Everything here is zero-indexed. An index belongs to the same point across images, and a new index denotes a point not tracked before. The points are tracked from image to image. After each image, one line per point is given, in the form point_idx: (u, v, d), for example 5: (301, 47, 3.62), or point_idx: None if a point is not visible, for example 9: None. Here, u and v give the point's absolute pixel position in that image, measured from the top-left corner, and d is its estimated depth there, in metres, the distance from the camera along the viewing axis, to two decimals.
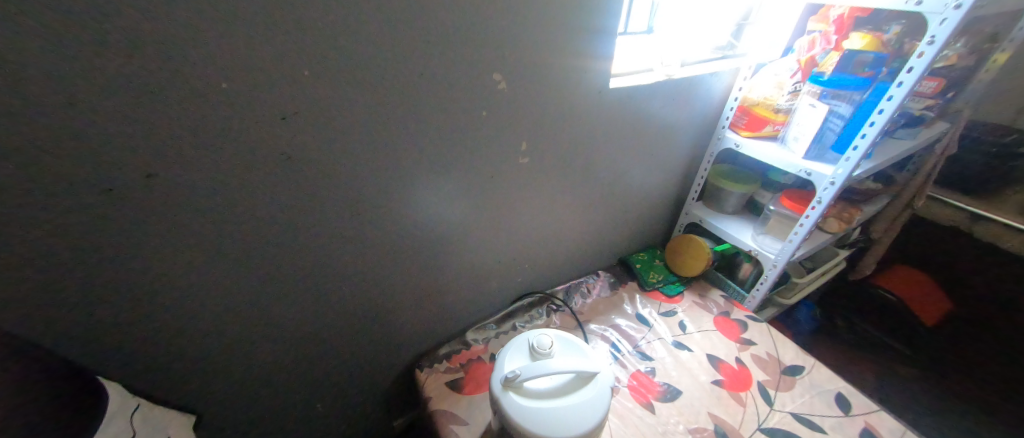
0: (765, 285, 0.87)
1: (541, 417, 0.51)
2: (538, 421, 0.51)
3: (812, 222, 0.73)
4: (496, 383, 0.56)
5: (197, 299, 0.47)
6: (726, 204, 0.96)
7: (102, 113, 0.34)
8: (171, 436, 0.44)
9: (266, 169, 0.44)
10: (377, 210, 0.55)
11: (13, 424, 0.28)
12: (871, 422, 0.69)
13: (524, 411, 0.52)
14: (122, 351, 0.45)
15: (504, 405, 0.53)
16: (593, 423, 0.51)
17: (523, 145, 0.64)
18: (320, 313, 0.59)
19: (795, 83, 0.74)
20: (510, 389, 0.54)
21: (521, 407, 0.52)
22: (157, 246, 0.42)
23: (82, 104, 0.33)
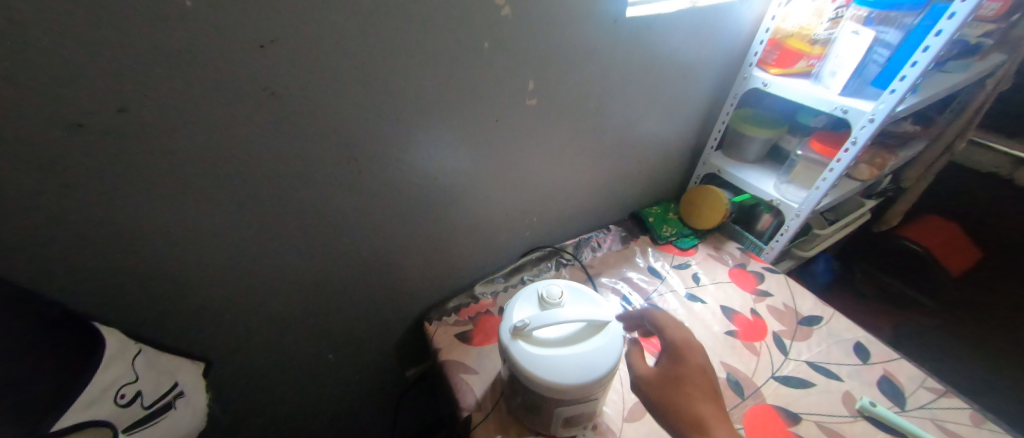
0: (786, 236, 0.83)
1: (551, 363, 0.50)
2: (548, 366, 0.50)
3: (843, 165, 0.67)
4: (505, 331, 0.55)
5: (192, 247, 0.45)
6: (747, 152, 0.90)
7: (54, 35, 0.30)
8: (180, 380, 0.43)
9: (250, 105, 0.40)
10: (375, 155, 0.51)
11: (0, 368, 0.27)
12: (890, 370, 0.68)
13: (533, 357, 0.51)
14: (122, 298, 0.44)
15: (513, 352, 0.52)
16: (606, 370, 0.49)
17: (531, 84, 0.58)
18: (322, 264, 0.57)
19: (837, 9, 0.68)
20: (518, 336, 0.53)
21: (530, 353, 0.51)
22: (142, 188, 0.39)
23: (26, 24, 0.29)
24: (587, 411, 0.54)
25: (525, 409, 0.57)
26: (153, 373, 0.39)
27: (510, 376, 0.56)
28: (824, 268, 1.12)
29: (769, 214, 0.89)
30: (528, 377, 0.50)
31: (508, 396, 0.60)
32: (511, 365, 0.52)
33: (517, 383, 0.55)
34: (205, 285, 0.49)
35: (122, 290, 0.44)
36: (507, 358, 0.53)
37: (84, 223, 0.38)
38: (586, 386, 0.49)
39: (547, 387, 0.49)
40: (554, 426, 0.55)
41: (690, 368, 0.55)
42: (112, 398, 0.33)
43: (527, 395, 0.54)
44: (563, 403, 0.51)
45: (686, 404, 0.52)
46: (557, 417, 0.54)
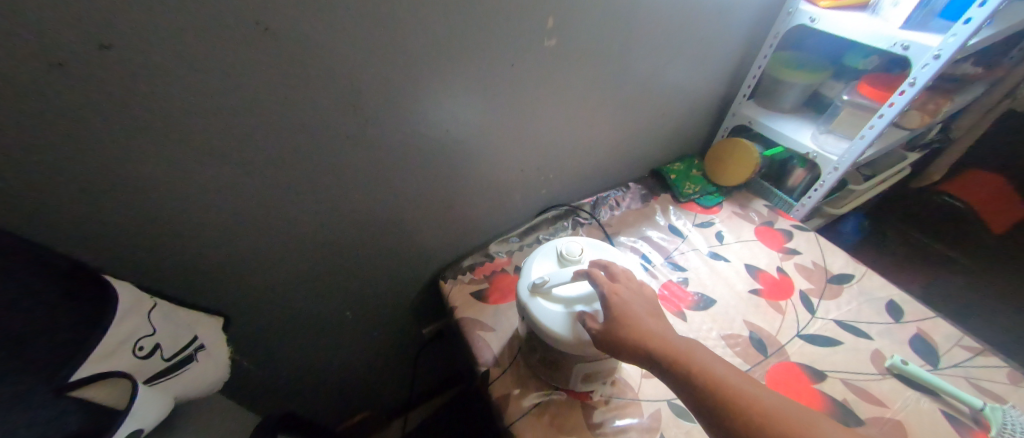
0: (820, 191, 0.78)
1: (571, 319, 0.48)
2: (569, 323, 0.48)
3: (896, 110, 0.61)
4: (523, 289, 0.53)
5: (199, 201, 0.43)
6: (783, 101, 0.83)
7: None
8: (198, 333, 0.43)
9: (243, 42, 0.36)
10: (381, 102, 0.47)
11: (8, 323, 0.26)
12: (924, 328, 0.66)
13: (552, 314, 0.49)
14: (131, 253, 0.43)
15: (531, 309, 0.50)
16: None
17: (550, 22, 0.52)
18: (333, 221, 0.55)
19: None
20: (536, 294, 0.51)
21: (549, 310, 0.49)
22: (137, 137, 0.37)
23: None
24: (607, 367, 0.53)
25: (543, 364, 0.56)
26: (171, 326, 0.38)
27: (528, 333, 0.55)
28: (853, 227, 1.07)
29: (803, 168, 0.83)
30: (548, 334, 0.48)
31: (526, 352, 0.59)
32: (530, 322, 0.51)
33: (535, 339, 0.54)
34: (215, 241, 0.47)
35: (130, 245, 0.43)
36: (525, 315, 0.52)
37: (81, 174, 0.36)
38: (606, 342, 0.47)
39: (568, 344, 0.47)
40: (573, 381, 0.55)
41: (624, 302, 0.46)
42: (131, 349, 0.33)
43: (546, 351, 0.53)
44: (582, 359, 0.50)
45: (631, 335, 0.44)
46: (576, 373, 0.53)
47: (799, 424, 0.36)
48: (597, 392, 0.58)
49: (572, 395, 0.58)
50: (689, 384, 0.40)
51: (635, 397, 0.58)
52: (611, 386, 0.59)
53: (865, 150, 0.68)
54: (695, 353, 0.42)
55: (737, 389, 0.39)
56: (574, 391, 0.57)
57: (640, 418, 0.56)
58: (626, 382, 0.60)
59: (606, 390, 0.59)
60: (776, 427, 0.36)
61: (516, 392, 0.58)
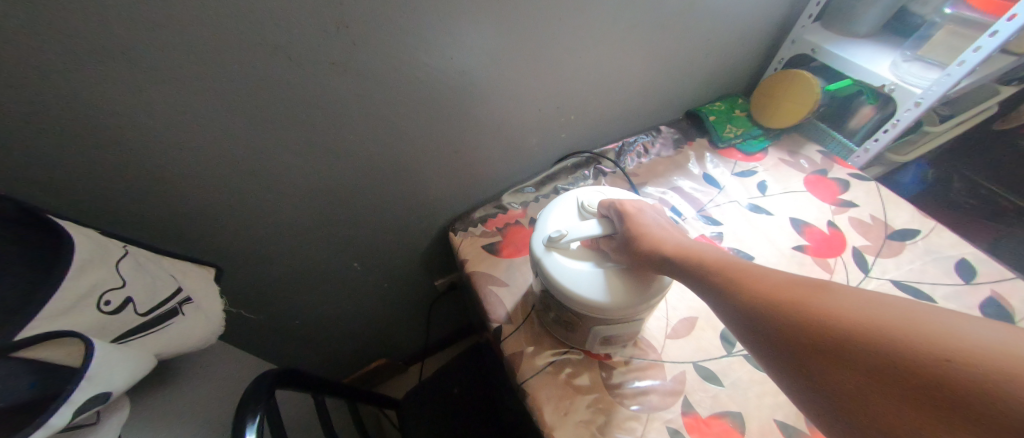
0: (892, 133, 0.66)
1: (595, 278, 0.42)
2: (594, 283, 0.42)
3: (1018, 23, 0.49)
4: (538, 245, 0.46)
5: (163, 140, 0.38)
6: (860, 22, 0.68)
7: None
8: (182, 284, 0.39)
9: None
10: (368, 18, 0.39)
11: None
12: (1000, 291, 0.57)
13: (573, 273, 0.43)
14: (98, 199, 0.38)
15: (548, 269, 0.44)
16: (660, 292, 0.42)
17: None
18: (325, 167, 0.49)
19: None
20: (555, 252, 0.45)
21: (570, 269, 0.43)
22: (72, 59, 0.31)
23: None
24: (628, 330, 0.48)
25: (559, 323, 0.51)
26: (147, 278, 0.35)
27: (544, 292, 0.49)
28: (914, 178, 0.95)
29: (874, 105, 0.69)
30: (568, 295, 0.42)
31: (541, 309, 0.54)
32: (547, 283, 0.45)
33: (552, 299, 0.48)
34: (194, 187, 0.42)
35: (94, 190, 0.38)
36: (541, 275, 0.46)
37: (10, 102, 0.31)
38: (635, 300, 0.41)
39: (592, 305, 0.41)
40: (589, 342, 0.50)
41: (640, 217, 0.45)
42: (96, 304, 0.29)
43: (564, 311, 0.48)
44: (603, 322, 0.45)
45: (643, 237, 0.42)
46: (593, 335, 0.48)
47: (820, 291, 0.31)
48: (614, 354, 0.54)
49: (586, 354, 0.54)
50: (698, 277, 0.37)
51: (658, 359, 0.54)
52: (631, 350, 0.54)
53: (962, 79, 0.56)
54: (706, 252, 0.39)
55: (749, 273, 0.35)
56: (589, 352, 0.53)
57: (662, 380, 0.52)
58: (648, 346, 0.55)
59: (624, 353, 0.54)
60: (787, 299, 0.31)
61: (530, 350, 0.54)
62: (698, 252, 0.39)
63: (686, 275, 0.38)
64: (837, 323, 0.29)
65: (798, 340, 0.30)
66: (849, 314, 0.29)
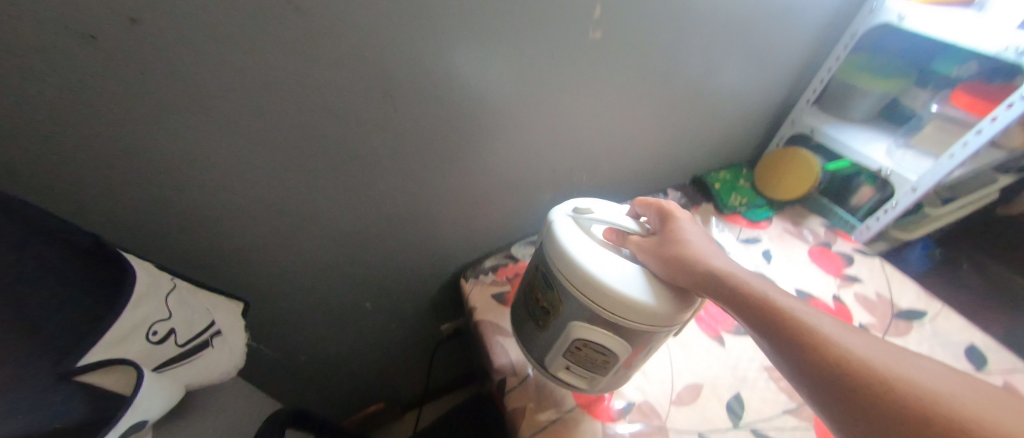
0: (891, 215, 0.69)
1: (618, 268, 0.40)
2: (615, 273, 0.39)
3: (998, 127, 0.52)
4: (558, 228, 0.44)
5: (220, 184, 0.42)
6: (855, 110, 0.74)
7: None
8: (212, 316, 0.41)
9: (272, 21, 0.34)
10: (412, 91, 0.45)
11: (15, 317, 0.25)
12: (1012, 382, 0.57)
13: (594, 258, 0.40)
14: (152, 234, 0.42)
15: (568, 250, 0.41)
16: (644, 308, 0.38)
17: (597, 10, 0.48)
18: (355, 212, 0.54)
19: None
20: (576, 237, 0.42)
21: (591, 254, 0.41)
22: (161, 118, 0.35)
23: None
24: (602, 362, 0.45)
25: (538, 323, 0.48)
26: (187, 312, 0.37)
27: (539, 282, 0.47)
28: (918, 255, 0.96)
29: (872, 186, 0.74)
30: (586, 279, 0.39)
31: (526, 309, 0.52)
32: (560, 267, 0.41)
33: (548, 287, 0.45)
34: (237, 224, 0.47)
35: (150, 227, 0.42)
36: (554, 258, 0.43)
37: (104, 147, 0.35)
38: (658, 306, 0.38)
39: (612, 296, 0.38)
40: (558, 356, 0.47)
41: (685, 231, 0.43)
42: (145, 334, 0.32)
43: (553, 304, 0.45)
44: (596, 327, 0.41)
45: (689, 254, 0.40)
46: (567, 344, 0.45)
47: (873, 349, 0.31)
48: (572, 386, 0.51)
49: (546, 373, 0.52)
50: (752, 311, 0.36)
51: (662, 425, 0.53)
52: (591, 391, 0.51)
53: (953, 170, 0.60)
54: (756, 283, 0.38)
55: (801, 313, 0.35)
56: (550, 370, 0.50)
57: None
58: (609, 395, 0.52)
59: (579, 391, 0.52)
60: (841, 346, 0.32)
61: (533, 406, 0.54)
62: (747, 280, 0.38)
63: (733, 302, 0.37)
64: (899, 388, 0.29)
65: (853, 388, 0.30)
66: (906, 378, 0.29)
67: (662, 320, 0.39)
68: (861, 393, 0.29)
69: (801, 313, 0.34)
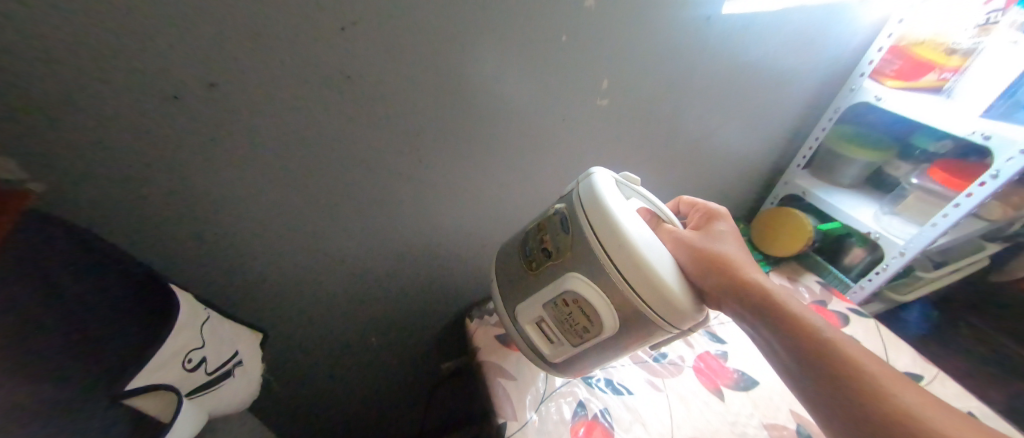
0: (882, 278, 0.72)
1: (654, 246, 0.36)
2: (651, 250, 0.35)
3: (975, 201, 0.57)
4: (601, 183, 0.38)
5: (257, 221, 0.46)
6: (843, 175, 0.80)
7: (152, 4, 0.31)
8: (238, 351, 0.44)
9: (324, 87, 0.40)
10: (437, 146, 0.50)
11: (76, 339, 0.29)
12: None
13: (635, 227, 0.36)
14: (189, 263, 0.46)
15: (612, 208, 0.36)
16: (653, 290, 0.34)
17: (603, 83, 0.54)
18: (373, 252, 0.57)
19: (990, 13, 0.55)
20: (621, 200, 0.37)
21: (633, 222, 0.36)
22: (218, 162, 0.40)
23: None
24: (581, 330, 0.41)
25: (531, 264, 0.43)
26: (217, 339, 0.40)
27: (552, 223, 0.41)
28: (917, 317, 0.98)
29: (862, 248, 0.78)
30: (624, 245, 0.35)
31: (520, 246, 0.46)
32: (597, 222, 0.36)
33: (563, 232, 0.40)
34: (266, 258, 0.50)
35: (189, 257, 0.45)
36: (592, 210, 0.37)
37: (164, 187, 0.40)
38: (680, 300, 0.35)
39: (640, 272, 0.34)
40: (539, 305, 0.43)
41: (727, 241, 0.43)
42: (181, 361, 0.35)
43: (559, 250, 0.40)
44: (601, 293, 0.37)
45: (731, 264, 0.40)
46: (555, 296, 0.41)
47: (898, 387, 0.33)
48: (534, 345, 0.47)
49: (512, 324, 0.47)
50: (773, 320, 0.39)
51: None
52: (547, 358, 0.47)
53: (937, 238, 0.63)
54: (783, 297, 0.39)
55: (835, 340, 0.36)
56: (519, 321, 0.46)
57: None
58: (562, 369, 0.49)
59: (536, 354, 0.48)
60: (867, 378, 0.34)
61: None
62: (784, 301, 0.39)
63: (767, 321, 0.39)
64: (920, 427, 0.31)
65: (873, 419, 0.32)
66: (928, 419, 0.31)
67: (677, 316, 0.35)
68: (880, 423, 0.32)
69: (822, 329, 0.37)
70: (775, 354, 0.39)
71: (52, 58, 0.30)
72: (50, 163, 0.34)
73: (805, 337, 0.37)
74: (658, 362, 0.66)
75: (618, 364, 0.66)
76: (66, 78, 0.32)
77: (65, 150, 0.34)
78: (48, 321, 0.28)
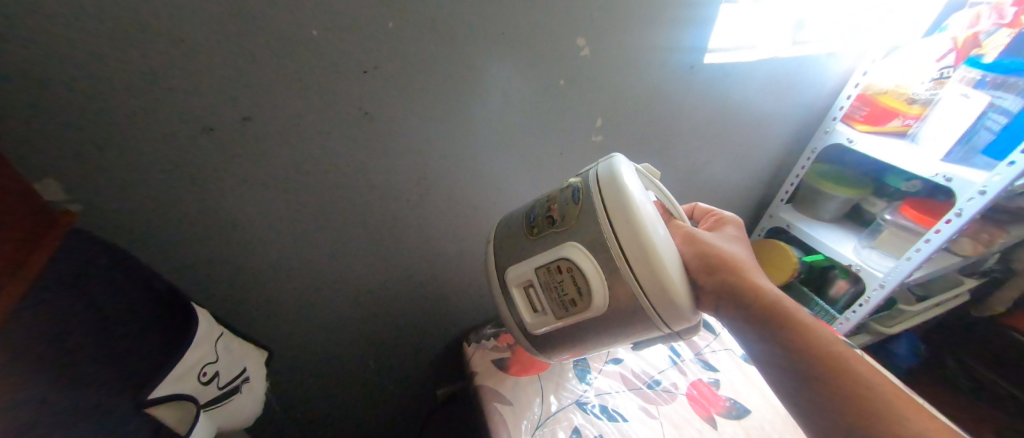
0: (865, 309, 0.75)
1: (665, 237, 0.33)
2: (662, 241, 0.32)
3: (943, 237, 0.61)
4: (623, 165, 0.35)
5: (272, 243, 0.49)
6: (824, 210, 0.84)
7: (204, 49, 0.35)
8: (247, 368, 0.46)
9: (345, 122, 0.44)
10: (443, 176, 0.54)
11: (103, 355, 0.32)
12: None
13: (651, 213, 0.32)
14: (204, 280, 0.48)
15: (631, 189, 0.32)
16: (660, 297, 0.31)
17: (598, 122, 0.58)
18: (378, 275, 0.59)
19: (942, 69, 0.63)
20: (640, 184, 0.34)
21: (648, 207, 0.32)
22: (242, 187, 0.44)
23: (181, 37, 0.34)
24: (568, 303, 0.35)
25: (531, 229, 0.38)
26: (230, 355, 0.43)
27: (561, 195, 0.37)
28: (907, 350, 1.00)
29: (845, 279, 0.80)
30: (635, 228, 0.31)
31: (523, 212, 0.41)
32: (611, 201, 0.32)
33: (573, 203, 0.35)
34: (276, 278, 0.52)
35: (206, 274, 0.48)
36: (607, 187, 0.33)
37: (190, 209, 0.43)
38: (682, 298, 0.32)
39: (646, 261, 0.31)
40: (529, 268, 0.37)
41: (736, 246, 0.39)
42: (196, 375, 0.37)
43: (564, 219, 0.35)
44: (600, 273, 0.33)
45: (739, 272, 0.36)
46: (549, 258, 0.35)
47: (910, 413, 0.31)
48: (511, 317, 0.41)
49: (495, 289, 0.42)
50: (776, 329, 0.36)
51: None
52: (523, 334, 0.41)
53: (913, 271, 0.67)
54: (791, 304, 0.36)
55: (844, 358, 0.34)
56: (503, 284, 0.40)
57: None
58: (538, 352, 0.43)
59: (511, 328, 0.42)
60: (873, 401, 0.32)
61: None
62: (795, 313, 0.36)
63: (773, 335, 0.36)
64: None
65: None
66: None
67: (675, 314, 0.32)
68: None
69: (832, 347, 0.34)
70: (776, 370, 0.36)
71: (110, 92, 0.34)
72: (90, 185, 0.38)
73: (807, 351, 0.34)
74: (653, 389, 0.65)
75: (614, 390, 0.65)
76: (119, 109, 0.35)
77: (105, 174, 0.38)
78: (77, 339, 0.31)
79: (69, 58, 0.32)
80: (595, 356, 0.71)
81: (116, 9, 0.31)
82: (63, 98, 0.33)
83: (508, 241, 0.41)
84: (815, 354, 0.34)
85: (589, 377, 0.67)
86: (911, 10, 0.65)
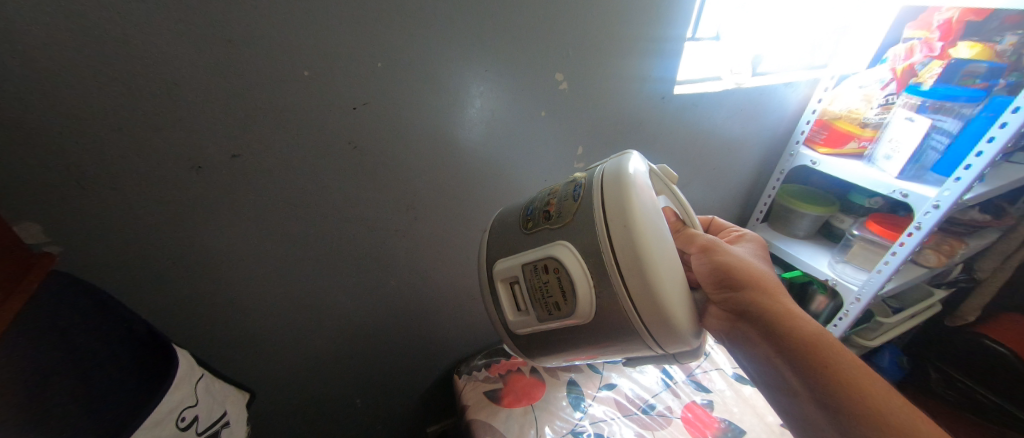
0: (844, 322, 0.77)
1: (664, 248, 0.32)
2: (659, 251, 0.31)
3: (908, 249, 0.64)
4: (630, 166, 0.34)
5: (257, 279, 0.48)
6: (797, 228, 0.89)
7: (194, 90, 0.36)
8: (225, 413, 0.44)
9: (334, 156, 0.45)
10: (432, 207, 0.55)
11: (56, 409, 0.32)
12: None
13: (651, 221, 0.32)
14: (187, 319, 0.47)
15: (634, 196, 0.32)
16: (646, 306, 0.32)
17: (579, 150, 0.61)
18: (365, 308, 0.58)
19: (886, 95, 0.69)
20: (646, 189, 0.34)
21: (650, 215, 0.32)
22: (227, 222, 0.43)
23: (174, 81, 0.35)
24: (551, 306, 0.36)
25: (528, 222, 0.40)
26: (210, 398, 0.42)
27: (563, 190, 0.38)
28: (891, 362, 1.02)
29: (824, 294, 0.82)
30: (632, 236, 0.31)
31: (524, 207, 0.43)
32: (612, 206, 0.32)
33: (571, 200, 0.36)
34: (262, 314, 0.51)
35: (186, 313, 0.46)
36: (609, 193, 0.33)
37: (169, 248, 0.42)
38: (675, 314, 0.32)
39: (638, 272, 0.31)
40: (517, 263, 0.38)
41: (764, 267, 0.39)
42: (175, 420, 0.37)
43: (560, 215, 0.36)
44: (587, 277, 0.34)
45: (761, 291, 0.37)
46: (538, 257, 0.36)
47: None
48: (498, 314, 0.42)
49: (487, 284, 0.43)
50: (794, 357, 0.35)
51: None
52: (509, 332, 0.42)
53: (885, 283, 0.70)
54: (813, 326, 0.35)
55: (866, 391, 0.33)
56: (491, 277, 0.41)
57: None
58: (523, 352, 0.44)
59: (497, 324, 0.43)
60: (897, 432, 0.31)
61: None
62: (819, 339, 0.35)
63: (792, 360, 0.35)
64: None
65: None
66: None
67: (665, 330, 0.32)
68: None
69: (857, 378, 0.33)
70: (791, 396, 0.36)
71: (90, 132, 0.34)
72: (71, 226, 0.37)
73: (831, 379, 0.33)
74: (648, 414, 0.64)
75: (609, 418, 0.64)
76: (101, 151, 0.35)
77: (85, 216, 0.37)
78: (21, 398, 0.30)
79: (50, 101, 0.32)
80: (588, 382, 0.70)
81: (109, 55, 0.32)
82: (49, 141, 0.33)
83: (502, 248, 0.42)
84: (839, 383, 0.33)
85: (584, 404, 0.66)
86: (856, 46, 0.73)
